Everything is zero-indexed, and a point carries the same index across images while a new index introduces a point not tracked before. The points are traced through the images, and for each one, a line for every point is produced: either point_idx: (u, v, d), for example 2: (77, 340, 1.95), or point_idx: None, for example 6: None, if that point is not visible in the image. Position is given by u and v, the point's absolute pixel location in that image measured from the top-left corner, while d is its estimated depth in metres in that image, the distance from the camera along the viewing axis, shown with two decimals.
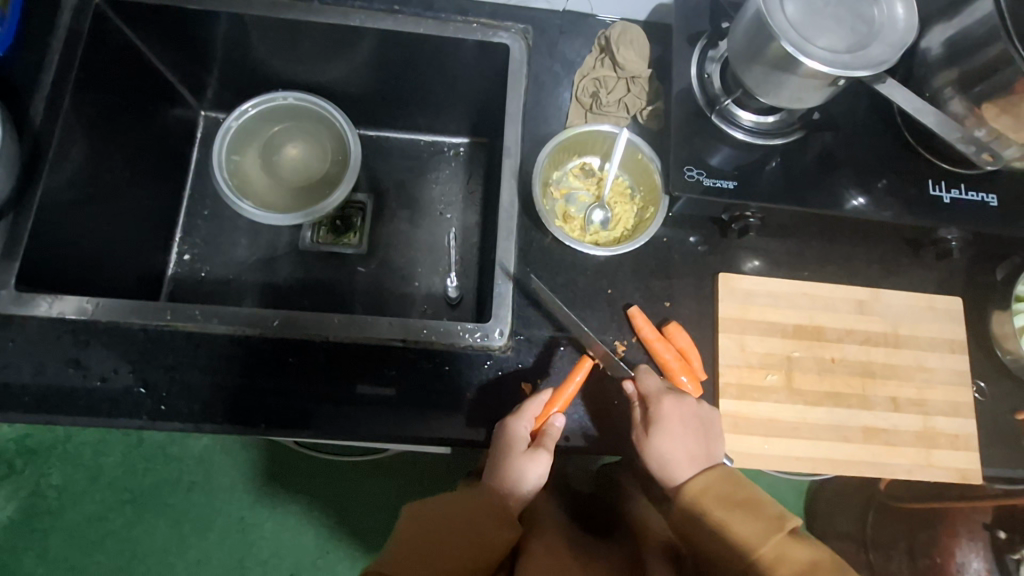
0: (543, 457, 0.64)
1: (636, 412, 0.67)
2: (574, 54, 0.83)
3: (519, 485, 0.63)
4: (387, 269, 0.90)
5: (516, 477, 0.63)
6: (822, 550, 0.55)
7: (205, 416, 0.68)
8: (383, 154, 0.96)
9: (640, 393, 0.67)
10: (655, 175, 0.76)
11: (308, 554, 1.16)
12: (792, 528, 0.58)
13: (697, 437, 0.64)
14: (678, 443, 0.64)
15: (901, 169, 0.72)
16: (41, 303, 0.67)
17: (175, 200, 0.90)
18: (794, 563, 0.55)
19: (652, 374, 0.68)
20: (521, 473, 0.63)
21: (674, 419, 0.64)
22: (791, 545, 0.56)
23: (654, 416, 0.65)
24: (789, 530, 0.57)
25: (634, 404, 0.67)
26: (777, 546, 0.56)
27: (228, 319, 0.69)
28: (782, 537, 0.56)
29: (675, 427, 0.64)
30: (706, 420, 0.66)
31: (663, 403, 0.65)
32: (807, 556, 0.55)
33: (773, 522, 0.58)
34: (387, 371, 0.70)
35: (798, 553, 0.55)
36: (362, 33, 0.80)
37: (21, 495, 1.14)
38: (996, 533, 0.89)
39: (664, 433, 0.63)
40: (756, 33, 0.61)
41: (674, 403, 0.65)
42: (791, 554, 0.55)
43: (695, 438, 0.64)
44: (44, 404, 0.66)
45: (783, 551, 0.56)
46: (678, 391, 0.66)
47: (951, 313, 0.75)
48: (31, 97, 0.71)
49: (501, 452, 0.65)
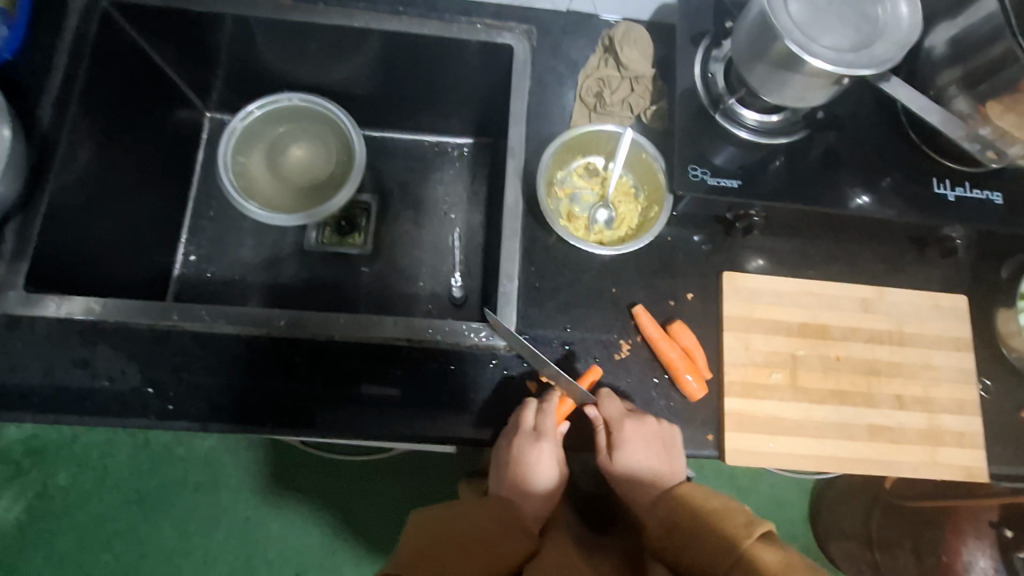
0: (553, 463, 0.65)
1: (602, 437, 0.67)
2: (578, 54, 0.83)
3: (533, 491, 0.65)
4: (392, 269, 0.90)
5: (531, 486, 0.65)
6: (789, 553, 0.52)
7: (212, 416, 0.68)
8: (387, 155, 0.96)
9: (603, 418, 0.67)
10: (659, 175, 0.76)
11: (313, 553, 1.16)
12: (764, 533, 0.55)
13: (659, 455, 0.65)
14: (643, 460, 0.64)
15: (906, 167, 0.72)
16: (49, 303, 0.68)
17: (181, 202, 0.91)
18: (762, 562, 0.52)
19: (615, 399, 0.68)
20: (536, 480, 0.65)
21: (635, 439, 0.65)
22: (761, 547, 0.54)
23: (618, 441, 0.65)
24: (758, 534, 0.55)
25: (598, 430, 0.67)
26: (747, 550, 0.54)
27: (233, 319, 0.69)
28: (750, 542, 0.54)
29: (640, 442, 0.65)
30: (667, 437, 0.67)
31: (625, 428, 0.65)
32: (775, 559, 0.52)
33: (743, 528, 0.56)
34: (392, 370, 0.70)
35: (768, 555, 0.53)
36: (366, 34, 0.80)
37: (28, 495, 1.15)
38: (1001, 531, 0.93)
39: (629, 452, 0.64)
40: (760, 32, 0.61)
41: (635, 426, 0.65)
42: (759, 556, 0.53)
43: (658, 457, 0.65)
44: (53, 404, 0.67)
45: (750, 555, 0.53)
46: (638, 414, 0.67)
47: (956, 311, 0.75)
48: (39, 99, 0.72)
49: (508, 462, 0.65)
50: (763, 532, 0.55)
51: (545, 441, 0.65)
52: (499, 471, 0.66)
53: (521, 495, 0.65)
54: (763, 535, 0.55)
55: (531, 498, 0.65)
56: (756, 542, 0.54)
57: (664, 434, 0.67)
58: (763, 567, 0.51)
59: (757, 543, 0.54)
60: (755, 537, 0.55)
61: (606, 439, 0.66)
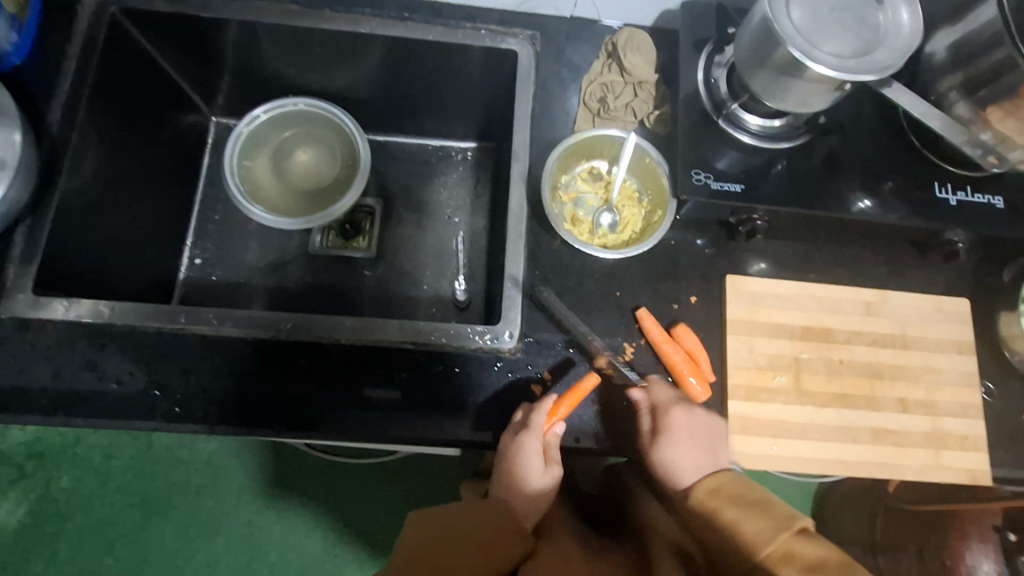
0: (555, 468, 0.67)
1: (646, 423, 0.68)
2: (581, 59, 0.84)
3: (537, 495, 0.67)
4: (396, 272, 0.90)
5: (535, 492, 0.66)
6: (829, 549, 0.54)
7: (218, 418, 0.69)
8: (391, 158, 0.97)
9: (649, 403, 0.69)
10: (662, 179, 0.77)
11: (316, 556, 1.16)
12: (801, 528, 0.57)
13: (702, 449, 0.67)
14: (689, 451, 0.66)
15: (907, 172, 0.73)
16: (57, 306, 0.68)
17: (186, 205, 0.91)
18: (799, 558, 0.54)
19: (664, 385, 0.70)
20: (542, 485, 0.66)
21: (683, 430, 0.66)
22: (796, 542, 0.55)
23: (666, 426, 0.67)
24: (797, 528, 0.56)
25: (643, 415, 0.69)
26: (782, 544, 0.55)
27: (240, 322, 0.69)
28: (789, 536, 0.56)
29: (696, 433, 0.67)
30: (712, 430, 0.68)
31: (672, 414, 0.67)
32: (811, 553, 0.54)
33: (780, 521, 0.57)
34: (398, 373, 0.70)
35: (805, 551, 0.54)
36: (372, 40, 0.81)
37: (32, 497, 1.15)
38: (1006, 536, 0.89)
39: (675, 443, 0.66)
40: (762, 38, 0.61)
41: (682, 415, 0.67)
42: (796, 550, 0.55)
43: (702, 452, 0.66)
44: (60, 406, 0.67)
45: (788, 549, 0.55)
46: (687, 403, 0.69)
47: (958, 314, 0.75)
48: (49, 105, 0.73)
49: (512, 471, 0.65)
50: (801, 527, 0.56)
51: (530, 436, 0.65)
52: (501, 479, 0.66)
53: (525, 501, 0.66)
54: (801, 529, 0.57)
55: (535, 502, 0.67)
56: (793, 535, 0.56)
57: (710, 429, 0.68)
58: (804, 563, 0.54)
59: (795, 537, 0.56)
60: (793, 531, 0.56)
61: (652, 426, 0.68)
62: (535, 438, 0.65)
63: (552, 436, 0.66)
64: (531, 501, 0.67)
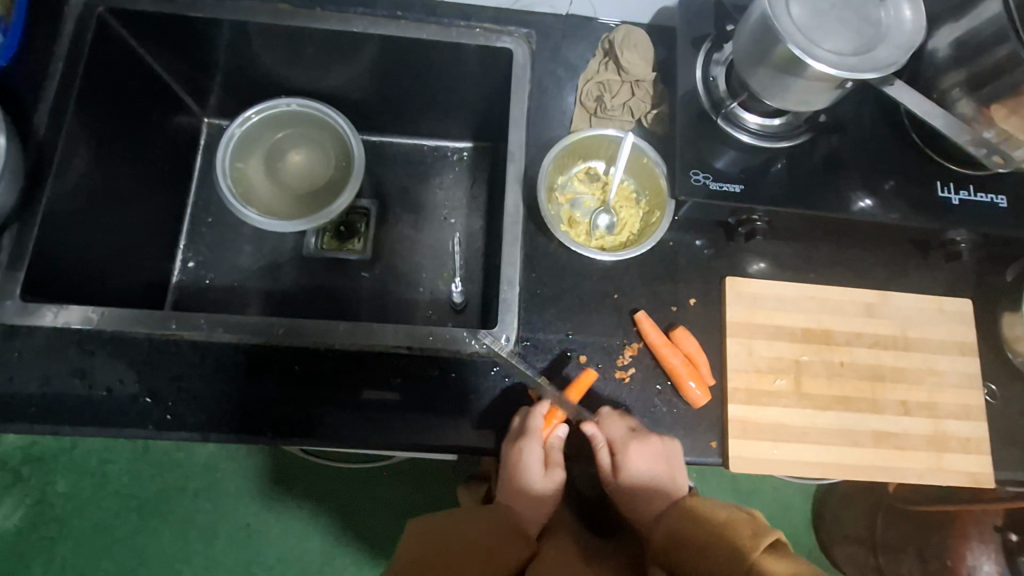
0: (558, 470, 0.66)
1: (603, 461, 0.65)
2: (577, 58, 0.82)
3: (537, 502, 0.66)
4: (392, 275, 0.89)
5: (535, 498, 0.65)
6: (796, 563, 0.51)
7: (211, 425, 0.67)
8: (386, 159, 0.96)
9: (606, 439, 0.66)
10: (660, 180, 0.75)
11: (314, 559, 1.15)
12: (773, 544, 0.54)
13: (665, 476, 0.65)
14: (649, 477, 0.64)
15: (908, 171, 0.71)
16: (46, 313, 0.66)
17: (179, 208, 0.90)
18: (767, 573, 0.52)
19: (618, 417, 0.67)
20: (543, 489, 0.65)
21: (643, 464, 0.64)
22: (767, 559, 0.53)
23: (620, 462, 0.64)
24: (764, 547, 0.54)
25: (600, 453, 0.66)
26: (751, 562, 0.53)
27: (232, 327, 0.67)
28: (760, 553, 0.54)
29: (648, 460, 0.64)
30: (670, 455, 0.66)
31: (629, 453, 0.64)
32: (784, 569, 0.51)
33: (750, 540, 0.55)
34: (394, 379, 0.69)
35: (773, 567, 0.52)
36: (365, 39, 0.80)
37: (28, 502, 1.14)
38: (1007, 535, 0.90)
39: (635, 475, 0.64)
40: (761, 36, 0.60)
41: (639, 448, 0.64)
42: (768, 567, 0.52)
43: (666, 476, 0.65)
44: (50, 414, 0.66)
45: (760, 565, 0.53)
46: (640, 433, 0.66)
47: (961, 315, 0.74)
48: (35, 107, 0.71)
49: (513, 478, 0.65)
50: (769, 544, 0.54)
51: (529, 440, 0.65)
52: (504, 488, 0.66)
53: (525, 507, 0.65)
54: (768, 547, 0.54)
55: (536, 509, 0.66)
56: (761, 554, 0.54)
57: (662, 452, 0.65)
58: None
59: (766, 556, 0.53)
60: (760, 550, 0.54)
61: (609, 463, 0.65)
62: (534, 441, 0.65)
63: (553, 438, 0.67)
64: (532, 509, 0.66)
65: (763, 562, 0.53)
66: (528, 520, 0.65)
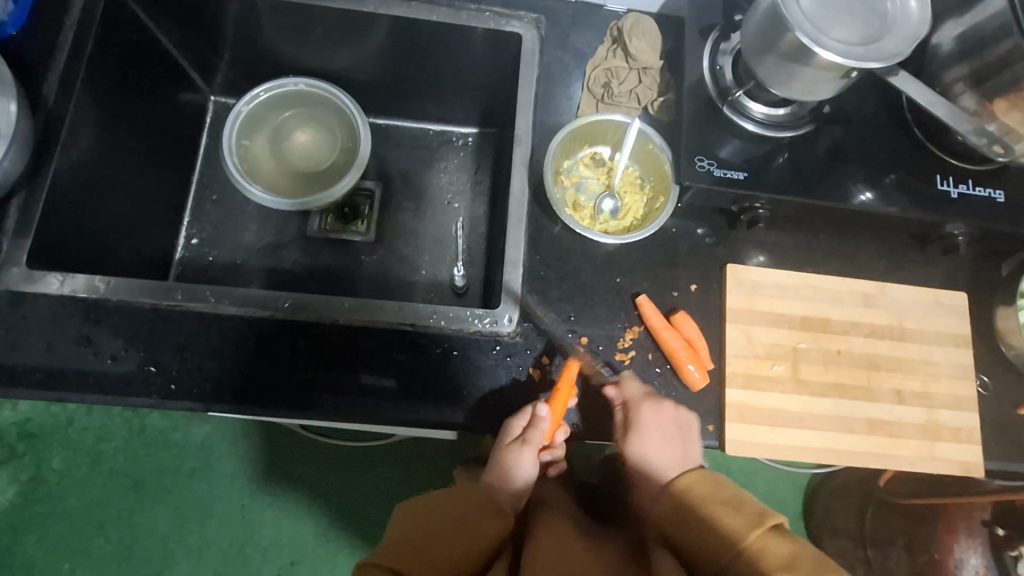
0: (529, 453, 0.65)
1: (618, 419, 0.68)
2: (585, 45, 0.83)
3: (508, 475, 0.66)
4: (395, 256, 0.90)
5: (506, 467, 0.66)
6: (802, 545, 0.52)
7: (214, 396, 0.68)
8: (392, 142, 0.96)
9: (620, 399, 0.69)
10: (665, 166, 0.76)
11: (309, 541, 1.16)
12: (774, 524, 0.55)
13: (673, 443, 0.66)
14: (657, 450, 0.65)
15: (908, 165, 0.73)
16: (52, 280, 0.68)
17: (184, 185, 0.90)
18: (771, 553, 0.52)
19: (636, 381, 0.70)
20: (511, 465, 0.66)
21: (651, 424, 0.66)
22: (772, 539, 0.54)
23: (634, 420, 0.66)
24: (768, 525, 0.55)
25: (617, 410, 0.69)
26: (758, 540, 0.54)
27: (240, 301, 0.70)
28: (759, 535, 0.54)
29: (654, 428, 0.66)
30: (683, 423, 0.68)
31: (642, 410, 0.67)
32: (784, 551, 0.52)
33: (754, 518, 0.55)
34: (396, 355, 0.70)
35: (775, 547, 0.53)
36: (375, 19, 0.80)
37: (22, 478, 1.14)
38: (994, 529, 0.87)
39: (641, 440, 0.65)
40: (771, 24, 0.61)
41: (652, 408, 0.67)
42: (769, 547, 0.53)
43: (675, 445, 0.66)
44: (53, 383, 0.66)
45: (759, 549, 0.53)
46: (658, 398, 0.68)
47: (955, 307, 0.76)
48: (44, 76, 0.71)
49: (501, 454, 0.67)
50: (773, 523, 0.54)
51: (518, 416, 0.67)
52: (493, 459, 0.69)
53: (497, 475, 0.67)
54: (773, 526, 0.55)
55: (506, 481, 0.66)
56: (766, 533, 0.54)
57: (681, 421, 0.68)
58: (775, 560, 0.51)
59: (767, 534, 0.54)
60: (766, 527, 0.54)
61: (624, 423, 0.68)
62: (519, 419, 0.67)
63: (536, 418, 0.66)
64: (503, 478, 0.67)
65: (763, 542, 0.53)
66: (498, 491, 0.65)
